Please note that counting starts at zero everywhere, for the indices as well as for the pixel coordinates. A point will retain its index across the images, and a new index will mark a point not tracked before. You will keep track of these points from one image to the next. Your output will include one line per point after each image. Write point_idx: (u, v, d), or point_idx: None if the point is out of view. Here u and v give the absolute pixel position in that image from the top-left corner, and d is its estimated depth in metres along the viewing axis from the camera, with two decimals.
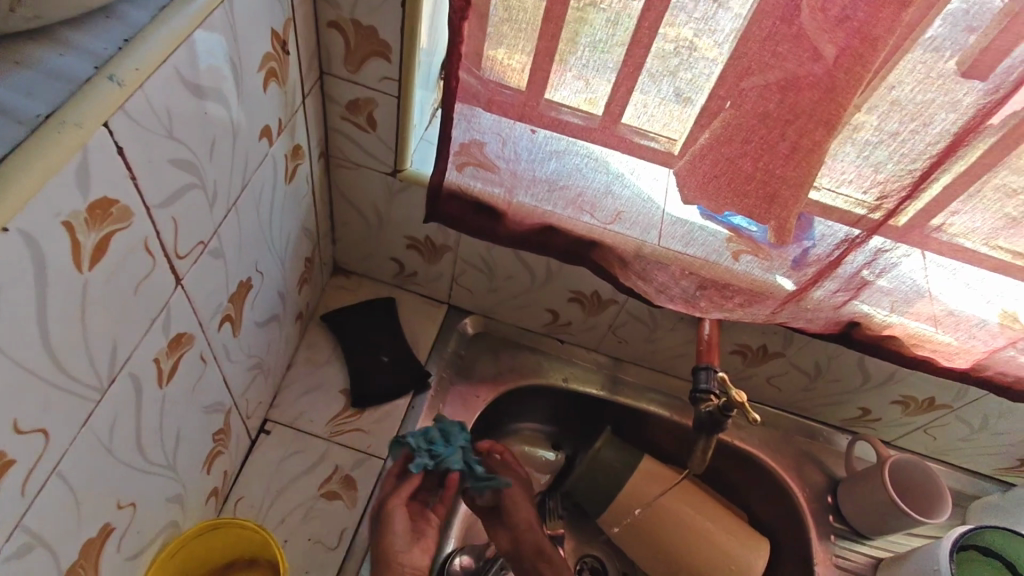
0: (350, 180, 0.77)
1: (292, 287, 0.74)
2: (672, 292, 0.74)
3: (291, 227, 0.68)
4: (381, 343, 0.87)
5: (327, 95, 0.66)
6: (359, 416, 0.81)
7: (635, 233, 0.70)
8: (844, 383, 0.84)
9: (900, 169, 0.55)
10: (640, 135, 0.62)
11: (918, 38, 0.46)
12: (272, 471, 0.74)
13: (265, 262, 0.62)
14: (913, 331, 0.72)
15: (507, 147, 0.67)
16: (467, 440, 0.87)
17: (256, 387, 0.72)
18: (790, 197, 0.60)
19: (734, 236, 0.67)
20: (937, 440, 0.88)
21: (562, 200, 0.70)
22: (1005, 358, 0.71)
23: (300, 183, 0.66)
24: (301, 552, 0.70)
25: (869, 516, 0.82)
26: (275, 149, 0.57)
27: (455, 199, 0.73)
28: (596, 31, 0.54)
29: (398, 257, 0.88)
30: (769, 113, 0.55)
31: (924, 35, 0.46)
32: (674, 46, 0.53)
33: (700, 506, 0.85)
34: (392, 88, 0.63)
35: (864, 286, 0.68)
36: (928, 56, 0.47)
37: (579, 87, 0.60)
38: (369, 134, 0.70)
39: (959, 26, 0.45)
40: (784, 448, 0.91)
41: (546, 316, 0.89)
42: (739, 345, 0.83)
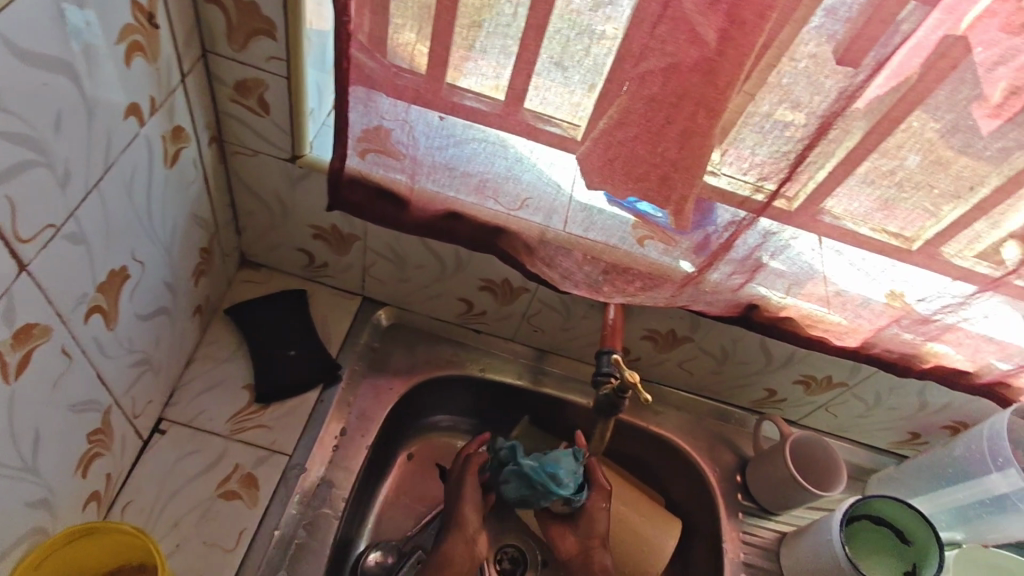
0: (248, 166, 0.73)
1: (185, 278, 0.71)
2: (576, 277, 0.75)
3: (177, 214, 0.64)
4: (289, 336, 0.84)
5: (212, 75, 0.63)
6: (262, 412, 0.78)
7: (538, 218, 0.71)
8: (749, 365, 0.87)
9: (774, 152, 0.58)
10: (541, 120, 0.62)
11: (806, 25, 0.49)
12: (164, 473, 0.71)
13: (146, 251, 0.59)
14: (806, 312, 0.75)
15: (404, 131, 0.66)
16: (380, 433, 0.85)
17: (144, 384, 0.68)
18: (681, 180, 0.61)
19: (640, 221, 0.68)
20: (837, 418, 0.92)
21: (464, 185, 0.70)
22: (890, 336, 0.75)
23: (183, 168, 0.63)
24: (195, 557, 0.68)
25: (771, 492, 0.85)
26: (148, 129, 0.54)
27: (357, 185, 0.72)
28: (501, 15, 0.55)
29: (307, 248, 0.85)
30: (654, 96, 0.56)
31: (811, 24, 0.49)
32: (575, 31, 0.55)
33: (613, 489, 0.87)
34: (281, 68, 0.61)
35: (757, 268, 0.71)
36: (813, 43, 0.50)
37: (487, 72, 0.60)
38: (262, 118, 0.67)
39: (839, 16, 0.48)
40: (697, 430, 0.93)
41: (460, 305, 0.89)
42: (650, 330, 0.85)
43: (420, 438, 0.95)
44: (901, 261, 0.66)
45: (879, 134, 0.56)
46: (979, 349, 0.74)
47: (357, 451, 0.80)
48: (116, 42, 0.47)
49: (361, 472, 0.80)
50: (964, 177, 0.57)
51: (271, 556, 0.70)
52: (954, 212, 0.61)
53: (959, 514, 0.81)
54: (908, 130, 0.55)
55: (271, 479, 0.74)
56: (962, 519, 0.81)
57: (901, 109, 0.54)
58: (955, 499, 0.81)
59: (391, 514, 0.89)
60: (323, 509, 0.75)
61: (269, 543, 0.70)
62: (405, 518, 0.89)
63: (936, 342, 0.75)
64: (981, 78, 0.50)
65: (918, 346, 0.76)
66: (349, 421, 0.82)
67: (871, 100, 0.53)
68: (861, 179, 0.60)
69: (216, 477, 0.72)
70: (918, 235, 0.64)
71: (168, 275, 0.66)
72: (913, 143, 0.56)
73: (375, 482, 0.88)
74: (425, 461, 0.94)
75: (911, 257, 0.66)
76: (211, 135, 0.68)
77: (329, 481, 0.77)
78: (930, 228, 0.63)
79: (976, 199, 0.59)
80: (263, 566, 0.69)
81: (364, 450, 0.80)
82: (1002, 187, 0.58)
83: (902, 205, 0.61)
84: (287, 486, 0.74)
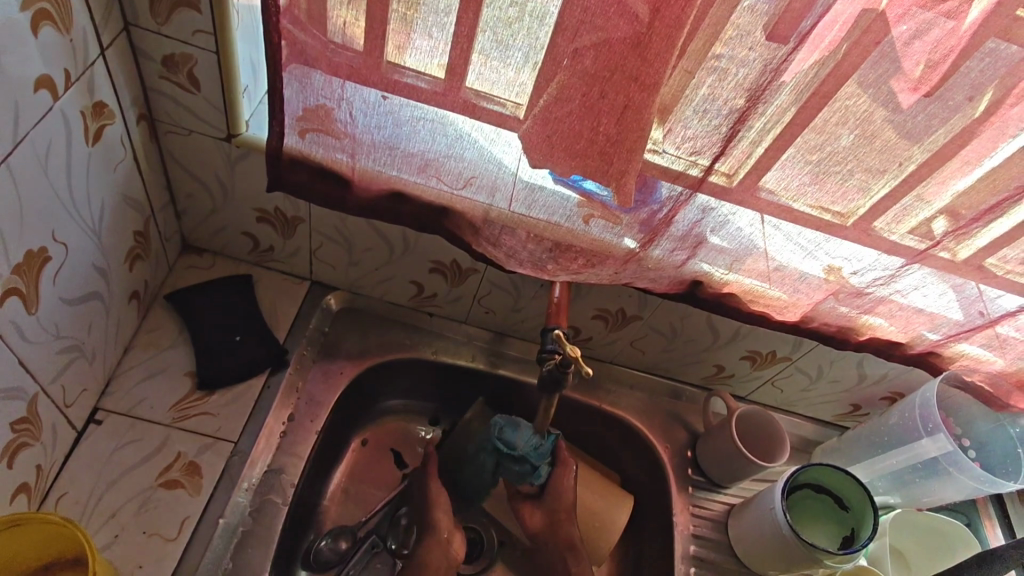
0: (184, 147, 0.71)
1: (118, 262, 0.69)
2: (521, 256, 0.76)
3: (105, 193, 0.63)
4: (236, 322, 0.82)
5: (137, 50, 0.61)
6: (206, 399, 0.76)
7: (482, 197, 0.71)
8: (698, 342, 0.89)
9: (705, 127, 0.60)
10: (482, 98, 0.62)
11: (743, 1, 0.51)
12: (100, 464, 0.69)
13: (69, 232, 0.58)
14: (748, 287, 0.77)
15: (341, 108, 0.65)
16: (331, 418, 0.84)
17: (76, 372, 0.66)
18: (620, 156, 0.61)
19: (586, 200, 0.68)
20: (784, 392, 0.95)
21: (406, 165, 0.69)
22: (828, 309, 0.78)
23: (109, 145, 0.62)
24: (134, 547, 0.66)
25: (719, 465, 0.87)
26: (63, 104, 0.53)
27: (298, 165, 0.70)
28: None
29: (251, 232, 0.82)
30: (587, 70, 0.56)
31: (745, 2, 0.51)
32: (517, 9, 0.54)
33: (570, 470, 0.88)
34: (209, 42, 0.60)
35: (699, 243, 0.72)
36: (747, 16, 0.52)
37: (431, 49, 0.59)
38: (194, 95, 0.65)
39: None
40: (650, 408, 0.94)
41: (411, 289, 0.88)
42: (599, 310, 0.85)
43: (374, 424, 0.94)
44: (835, 235, 0.68)
45: (810, 110, 0.57)
46: (910, 320, 0.77)
47: (306, 437, 0.79)
48: (24, 10, 0.46)
49: (311, 458, 0.80)
50: (890, 152, 0.59)
51: (215, 545, 0.69)
52: (883, 189, 0.63)
53: (895, 479, 0.86)
54: (839, 106, 0.56)
55: (214, 466, 0.72)
56: (898, 483, 0.86)
57: (830, 86, 0.55)
58: (890, 464, 0.86)
59: (345, 500, 0.88)
60: (272, 495, 0.74)
61: (213, 530, 0.69)
62: (359, 503, 0.88)
63: (871, 314, 0.78)
64: (900, 52, 0.52)
65: (854, 319, 0.79)
66: (297, 407, 0.80)
67: (795, 74, 0.54)
68: (794, 155, 0.61)
69: (157, 466, 0.70)
70: (852, 211, 0.65)
71: (99, 259, 0.65)
72: (843, 120, 0.58)
73: (327, 468, 0.87)
74: (379, 446, 0.93)
75: (845, 232, 0.68)
76: (140, 113, 0.66)
77: (277, 467, 0.76)
78: (863, 205, 0.65)
79: (903, 174, 0.61)
80: (207, 555, 0.68)
81: (314, 436, 0.80)
82: (926, 161, 0.60)
83: (834, 179, 0.63)
84: (231, 474, 0.73)
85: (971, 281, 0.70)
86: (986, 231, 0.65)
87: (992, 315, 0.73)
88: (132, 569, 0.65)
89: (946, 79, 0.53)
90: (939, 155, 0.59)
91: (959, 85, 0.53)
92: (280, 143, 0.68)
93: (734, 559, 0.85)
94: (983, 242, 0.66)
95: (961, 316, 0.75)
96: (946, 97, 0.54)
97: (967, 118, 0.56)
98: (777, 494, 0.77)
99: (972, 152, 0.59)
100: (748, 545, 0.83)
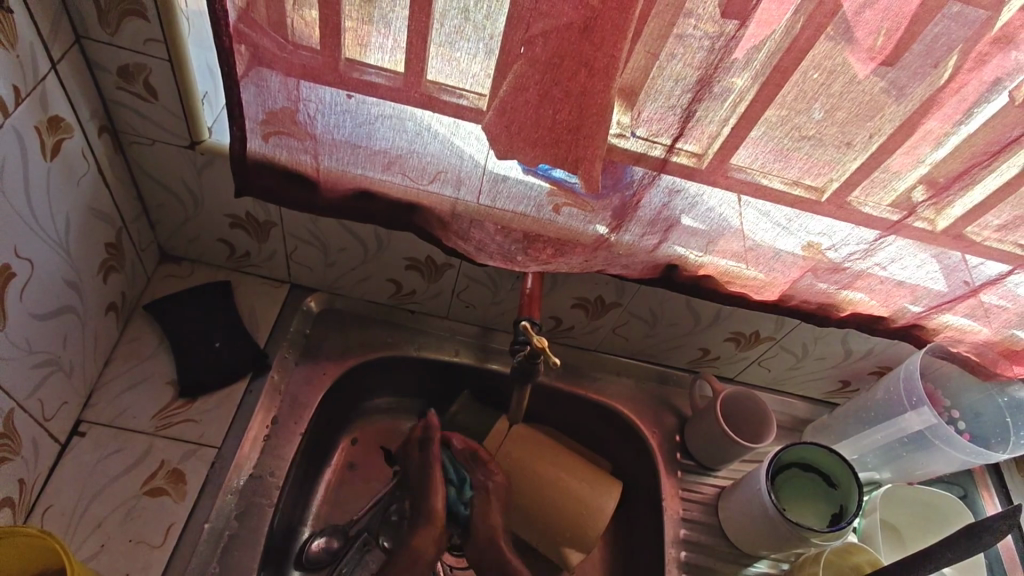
0: (150, 157, 0.71)
1: (91, 275, 0.69)
2: (491, 249, 0.75)
3: (70, 207, 0.63)
4: (216, 328, 0.82)
5: (92, 62, 0.61)
6: (189, 406, 0.77)
7: (448, 191, 0.71)
8: (679, 326, 0.88)
9: (666, 107, 0.59)
10: (442, 91, 0.61)
11: None
12: (84, 476, 0.70)
13: (33, 247, 0.59)
14: (724, 268, 0.76)
15: (301, 110, 0.65)
16: (316, 419, 0.84)
17: (53, 385, 0.66)
18: (583, 144, 0.61)
19: (554, 188, 0.68)
20: (771, 371, 0.94)
21: (368, 162, 0.69)
22: (806, 286, 0.77)
23: (70, 159, 0.62)
24: (120, 556, 0.67)
25: (705, 448, 0.87)
26: (16, 120, 0.54)
27: (263, 169, 0.70)
28: None
29: (227, 238, 0.82)
30: (538, 57, 0.55)
31: None
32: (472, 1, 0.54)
33: (551, 455, 0.87)
34: (161, 50, 0.60)
35: (670, 226, 0.72)
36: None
37: (387, 45, 0.58)
38: (153, 104, 0.65)
39: None
40: (637, 394, 0.94)
41: (390, 286, 0.88)
42: (578, 298, 0.85)
43: (363, 424, 0.94)
44: (807, 211, 0.67)
45: (771, 87, 0.56)
46: (890, 294, 0.77)
47: (290, 439, 0.79)
48: None
49: (296, 460, 0.80)
50: (856, 123, 0.58)
51: (201, 550, 0.69)
52: (853, 162, 0.62)
53: (884, 453, 0.85)
54: (800, 81, 0.56)
55: (198, 472, 0.73)
56: (887, 458, 0.85)
57: (788, 62, 0.54)
58: (877, 440, 0.85)
59: (335, 500, 0.88)
60: (258, 498, 0.74)
61: (199, 536, 0.70)
62: (347, 502, 0.88)
63: (851, 289, 0.77)
64: (853, 22, 0.51)
65: (834, 295, 0.78)
66: (279, 408, 0.81)
67: (749, 50, 0.54)
68: (761, 131, 0.60)
69: (141, 475, 0.71)
70: (825, 186, 0.64)
71: (68, 272, 0.65)
72: (804, 95, 0.57)
73: (315, 469, 0.88)
74: (369, 445, 0.93)
75: (819, 207, 0.67)
76: (101, 125, 0.66)
77: (262, 472, 0.76)
78: (834, 179, 0.64)
79: (871, 146, 0.60)
80: (193, 561, 0.69)
81: (298, 438, 0.80)
82: (894, 132, 0.59)
83: (801, 154, 0.62)
84: (215, 479, 0.73)
85: (951, 250, 0.69)
86: (961, 199, 0.64)
87: (975, 283, 0.72)
88: None
89: (906, 47, 0.52)
90: (905, 126, 0.58)
91: (919, 53, 0.52)
92: (244, 147, 0.68)
93: (725, 541, 0.85)
94: (960, 212, 0.65)
95: (944, 287, 0.74)
96: (908, 65, 0.53)
97: (932, 86, 0.55)
98: (762, 475, 0.77)
99: (939, 120, 0.57)
100: (737, 527, 0.82)
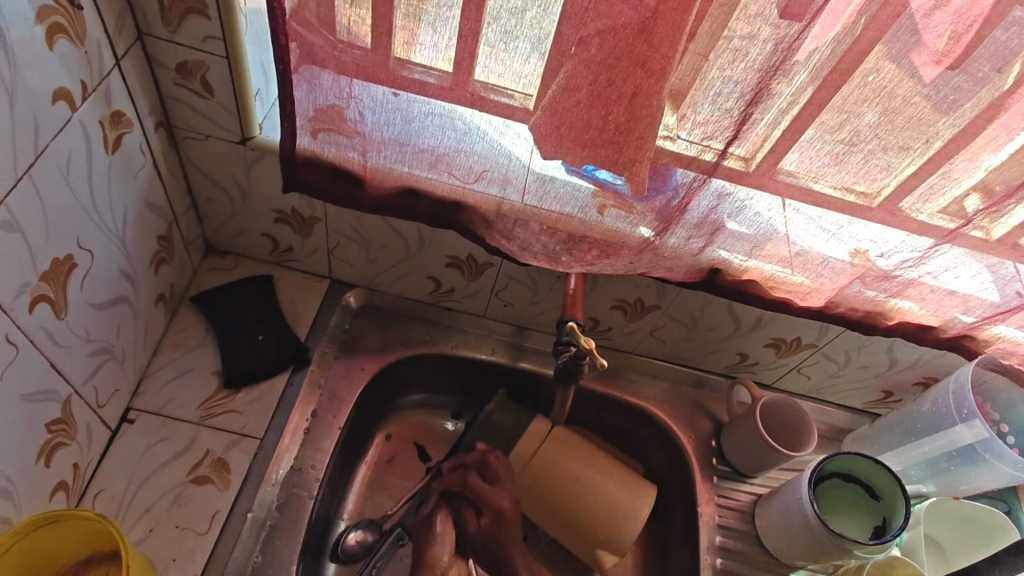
0: (201, 152, 0.73)
1: (143, 267, 0.71)
2: (535, 249, 0.75)
3: (128, 200, 0.65)
4: (259, 321, 0.84)
5: (152, 58, 0.63)
6: (233, 397, 0.78)
7: (494, 190, 0.71)
8: (719, 330, 0.87)
9: (719, 110, 0.58)
10: (491, 91, 0.61)
11: None
12: (134, 461, 0.72)
13: (94, 239, 0.60)
14: (769, 273, 0.75)
15: (351, 107, 0.65)
16: (354, 414, 0.85)
17: (107, 373, 0.68)
18: (633, 146, 0.61)
19: (600, 190, 0.68)
20: (811, 378, 0.93)
21: (416, 160, 0.70)
22: (853, 293, 0.76)
23: (129, 153, 0.63)
24: (166, 542, 0.68)
25: (743, 454, 0.86)
26: (82, 114, 0.55)
27: (311, 165, 0.71)
28: None
29: (271, 233, 0.84)
30: (593, 58, 0.55)
31: None
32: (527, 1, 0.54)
33: (586, 457, 0.87)
34: (219, 47, 0.61)
35: (716, 230, 0.71)
36: None
37: (437, 45, 0.58)
38: (207, 100, 0.66)
39: None
40: (673, 399, 0.93)
41: (429, 284, 0.88)
42: (617, 300, 0.84)
43: (397, 419, 0.95)
44: (859, 217, 0.66)
45: (829, 89, 0.55)
46: (941, 303, 0.75)
47: (329, 432, 0.81)
48: (37, 25, 0.48)
49: (333, 454, 0.81)
50: (915, 128, 0.57)
51: (244, 539, 0.70)
52: (908, 167, 0.60)
53: (930, 466, 0.83)
54: (858, 84, 0.54)
55: (242, 462, 0.74)
56: (933, 471, 0.83)
57: (847, 64, 0.53)
58: (923, 452, 0.83)
59: (371, 494, 0.89)
60: (298, 489, 0.76)
61: (243, 524, 0.71)
62: (383, 496, 0.89)
63: (900, 298, 0.75)
64: (919, 25, 0.50)
65: (881, 303, 0.76)
66: (319, 402, 0.82)
67: (810, 52, 0.52)
68: (813, 135, 0.59)
69: (187, 462, 0.73)
70: (877, 192, 0.63)
71: (124, 264, 0.66)
72: (863, 98, 0.56)
73: (351, 463, 0.89)
74: (403, 440, 0.94)
75: (870, 213, 0.65)
76: (157, 120, 0.68)
77: (302, 464, 0.78)
78: (889, 184, 0.62)
79: (929, 151, 0.59)
80: (237, 549, 0.70)
81: (336, 432, 0.81)
82: (953, 138, 0.57)
83: (855, 159, 0.61)
84: (257, 470, 0.74)
85: (1007, 259, 0.67)
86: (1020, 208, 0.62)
87: None
88: (166, 563, 0.67)
89: (972, 51, 0.51)
90: (966, 132, 0.56)
91: (986, 56, 0.51)
92: (294, 144, 0.69)
93: (762, 550, 0.84)
94: (1018, 220, 0.63)
95: (997, 297, 0.72)
96: (972, 69, 0.52)
97: (996, 91, 0.53)
98: (804, 483, 0.76)
99: (1001, 127, 0.56)
100: (775, 534, 0.81)
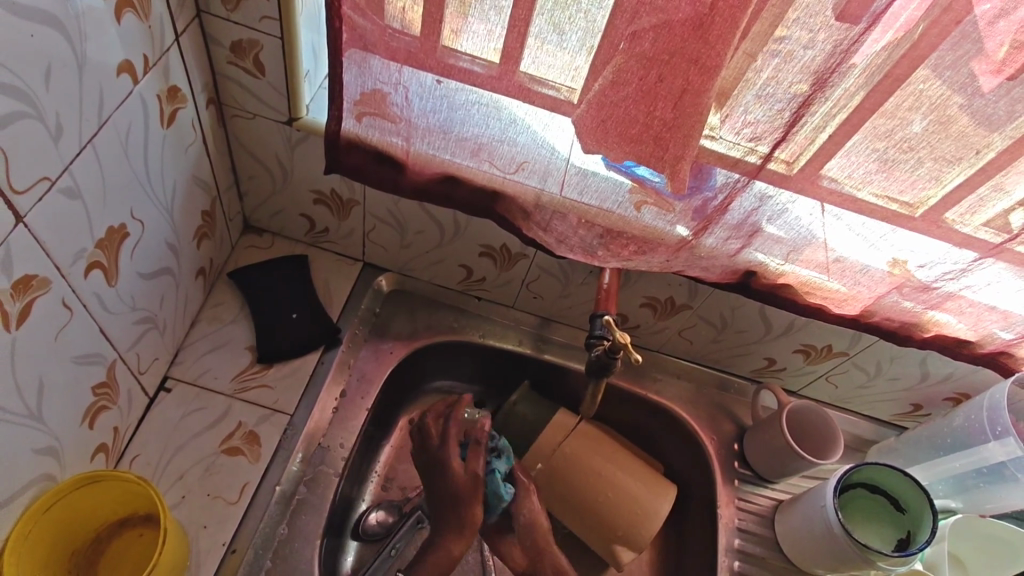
0: (248, 130, 0.74)
1: (187, 241, 0.73)
2: (572, 242, 0.76)
3: (178, 173, 0.66)
4: (293, 300, 0.85)
5: (208, 36, 0.64)
6: (265, 372, 0.80)
7: (534, 182, 0.71)
8: (748, 334, 0.87)
9: (767, 112, 0.58)
10: (537, 82, 0.61)
11: None
12: (170, 428, 0.74)
13: (145, 211, 0.62)
14: (805, 278, 0.75)
15: (397, 92, 0.66)
16: (381, 396, 0.87)
17: (149, 341, 0.70)
18: (679, 143, 0.61)
19: (638, 186, 0.68)
20: (838, 388, 0.92)
21: (459, 148, 0.70)
22: (890, 304, 0.75)
23: (182, 128, 0.65)
24: (197, 509, 0.70)
25: (766, 459, 0.86)
26: (142, 88, 0.57)
27: (354, 149, 0.72)
28: None
29: (309, 214, 0.85)
30: (646, 54, 0.55)
31: None
32: None
33: (609, 454, 0.87)
34: (273, 28, 0.62)
35: (755, 232, 0.71)
36: None
37: (486, 36, 0.59)
38: (258, 79, 0.68)
39: None
40: (697, 401, 0.93)
41: (460, 272, 0.89)
42: (648, 298, 0.84)
43: (422, 404, 0.96)
44: (901, 228, 0.65)
45: (881, 93, 0.54)
46: (979, 318, 0.74)
47: (356, 413, 0.82)
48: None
49: (360, 434, 0.83)
50: (968, 138, 0.56)
51: (272, 510, 0.72)
52: (956, 178, 0.59)
53: (956, 483, 0.82)
54: (911, 92, 0.54)
55: (272, 437, 0.76)
56: (960, 488, 0.82)
57: (903, 69, 0.52)
58: (952, 467, 0.82)
59: (393, 476, 0.91)
60: (323, 467, 0.78)
61: (271, 497, 0.73)
62: (405, 479, 0.91)
63: (937, 310, 0.74)
64: (982, 33, 0.49)
65: (918, 315, 0.76)
66: (348, 383, 0.83)
67: (866, 56, 0.52)
68: (861, 142, 0.59)
69: (220, 433, 0.74)
70: (921, 202, 0.62)
71: (170, 236, 0.68)
72: (916, 105, 0.55)
73: (376, 444, 0.90)
74: None
75: (913, 223, 0.64)
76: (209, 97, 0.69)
77: (331, 443, 0.79)
78: (934, 195, 0.61)
79: (980, 162, 0.58)
80: (264, 521, 0.71)
81: (363, 413, 0.83)
82: (1007, 149, 0.56)
83: (903, 168, 0.60)
84: (287, 444, 0.76)
85: None
86: None
87: None
88: (197, 528, 0.69)
89: None
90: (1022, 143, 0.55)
91: None
92: (338, 127, 0.70)
93: (781, 556, 0.84)
94: None
95: None
96: None
97: None
98: (828, 491, 0.75)
99: None
100: (794, 542, 0.81)
